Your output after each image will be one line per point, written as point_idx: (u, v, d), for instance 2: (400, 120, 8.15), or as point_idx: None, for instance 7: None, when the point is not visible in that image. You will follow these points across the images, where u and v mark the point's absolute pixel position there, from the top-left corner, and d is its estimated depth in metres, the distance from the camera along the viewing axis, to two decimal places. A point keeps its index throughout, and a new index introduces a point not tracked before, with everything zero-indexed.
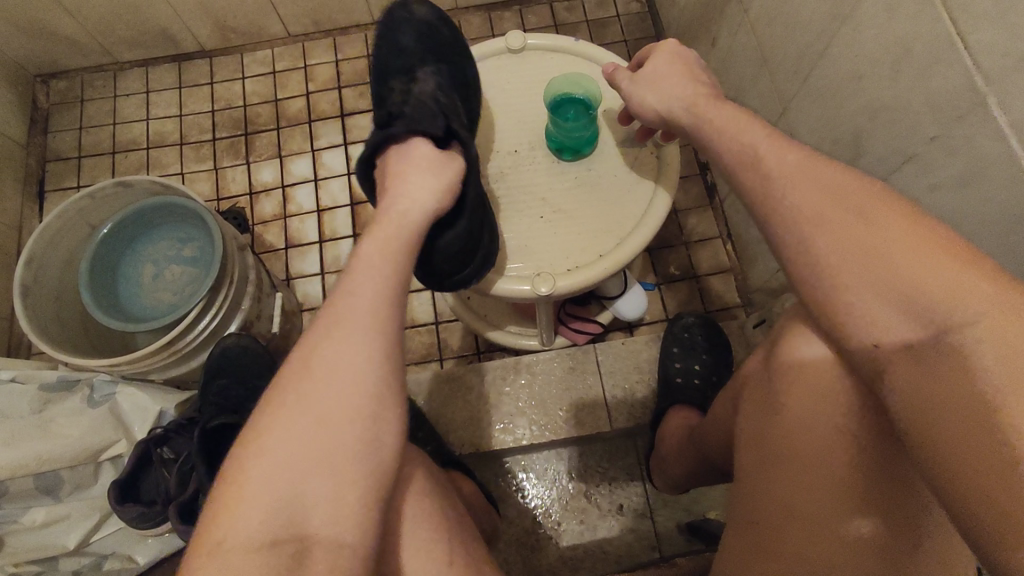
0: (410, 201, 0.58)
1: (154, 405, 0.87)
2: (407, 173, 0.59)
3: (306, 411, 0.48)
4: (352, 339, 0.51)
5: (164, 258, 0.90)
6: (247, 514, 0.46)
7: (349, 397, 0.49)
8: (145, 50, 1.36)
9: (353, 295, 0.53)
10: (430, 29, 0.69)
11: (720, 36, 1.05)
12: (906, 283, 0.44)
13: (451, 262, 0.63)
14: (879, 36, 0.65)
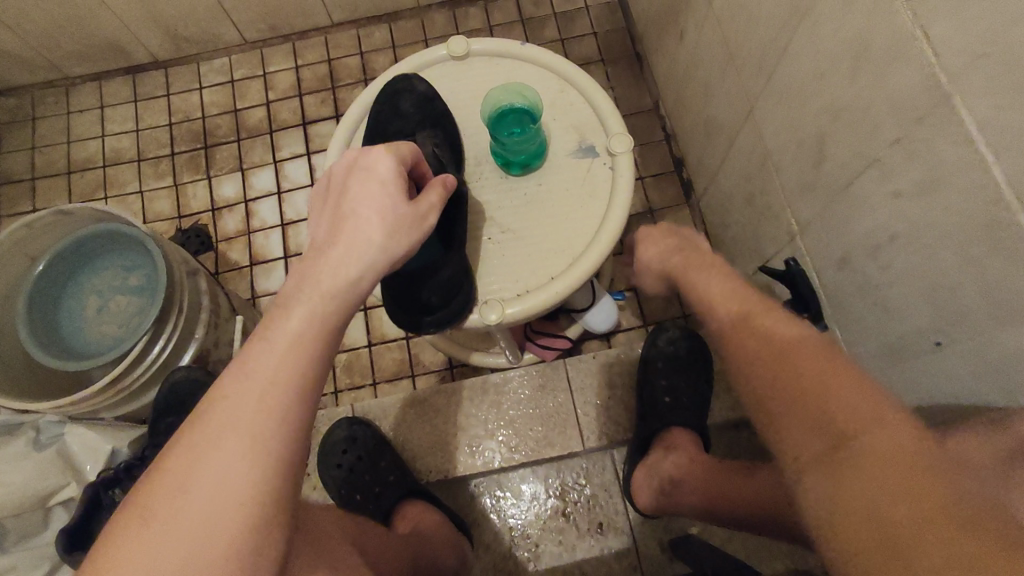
0: (349, 247, 0.46)
1: (105, 444, 0.85)
2: (359, 200, 0.47)
3: (162, 534, 0.39)
4: (226, 449, 0.40)
5: (108, 288, 0.86)
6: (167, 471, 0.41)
7: (211, 531, 0.39)
8: (96, 64, 1.31)
9: (244, 391, 0.42)
10: (427, 97, 0.64)
11: (686, 29, 1.00)
12: (814, 399, 0.45)
13: (438, 296, 0.57)
14: (838, 31, 0.61)
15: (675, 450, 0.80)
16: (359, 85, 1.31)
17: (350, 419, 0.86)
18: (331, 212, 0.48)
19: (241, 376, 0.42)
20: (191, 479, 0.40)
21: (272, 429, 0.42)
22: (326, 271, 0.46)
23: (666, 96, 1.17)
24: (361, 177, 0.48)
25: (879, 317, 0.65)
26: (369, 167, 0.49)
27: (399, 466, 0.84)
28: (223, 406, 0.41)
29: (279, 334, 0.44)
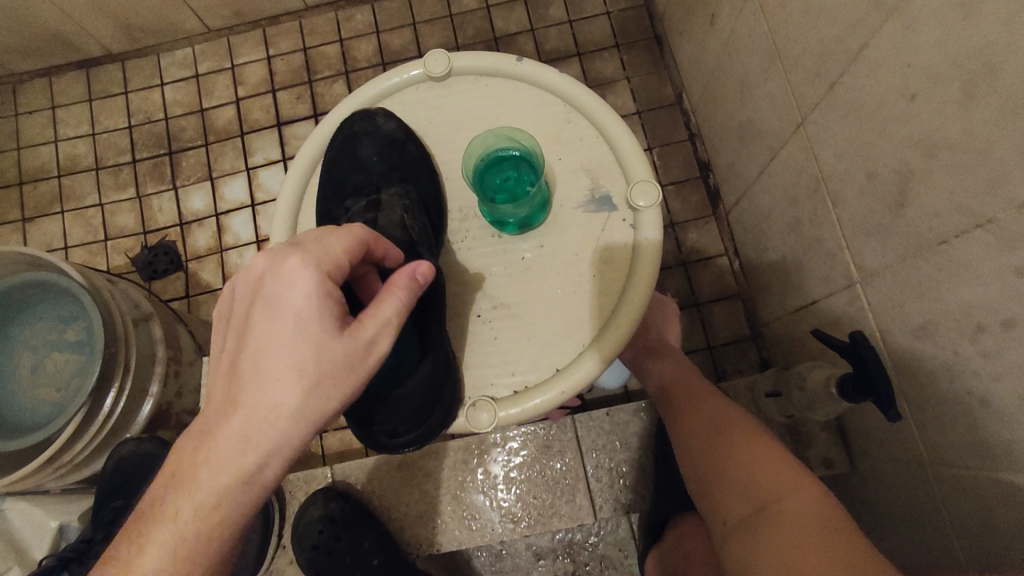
0: (244, 427, 0.36)
1: (50, 522, 0.74)
2: (268, 353, 0.37)
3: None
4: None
5: (43, 343, 0.74)
6: None
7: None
8: (43, 58, 1.16)
9: None
10: (396, 141, 0.52)
11: (719, 14, 0.84)
12: (747, 486, 0.54)
13: (407, 420, 0.44)
14: (948, 44, 0.45)
15: (687, 538, 0.71)
16: (339, 78, 1.15)
17: (326, 493, 0.76)
18: (230, 363, 0.38)
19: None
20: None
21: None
22: (208, 464, 0.37)
23: (691, 90, 1.00)
24: (269, 315, 0.37)
25: (970, 407, 0.52)
26: (277, 299, 0.37)
27: (383, 543, 0.75)
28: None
29: (151, 548, 0.37)
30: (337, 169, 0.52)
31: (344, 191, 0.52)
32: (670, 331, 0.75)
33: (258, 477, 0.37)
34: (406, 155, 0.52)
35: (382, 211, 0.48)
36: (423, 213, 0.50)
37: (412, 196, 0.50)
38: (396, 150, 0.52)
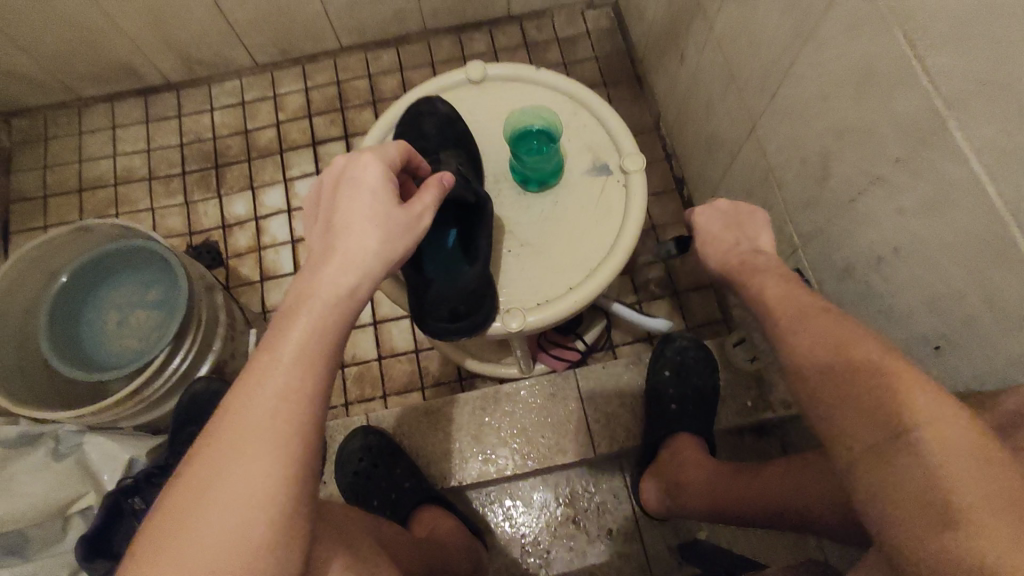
0: (343, 259, 0.49)
1: (123, 454, 0.87)
2: (352, 212, 0.50)
3: (183, 556, 0.40)
4: (241, 468, 0.42)
5: (128, 302, 0.88)
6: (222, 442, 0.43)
7: (236, 552, 0.40)
8: (109, 85, 1.33)
9: (251, 418, 0.43)
10: (450, 120, 0.68)
11: (687, 52, 1.05)
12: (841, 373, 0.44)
13: (464, 305, 0.58)
14: (842, 56, 0.64)
15: (681, 454, 0.81)
16: (367, 106, 1.34)
17: (367, 429, 0.89)
18: (324, 228, 0.51)
19: (241, 412, 0.43)
20: (204, 505, 0.41)
21: (287, 450, 0.43)
22: (319, 287, 0.48)
23: (667, 116, 1.21)
24: (352, 189, 0.51)
25: (881, 325, 0.68)
26: (357, 177, 0.51)
27: (414, 471, 0.86)
28: (234, 430, 0.43)
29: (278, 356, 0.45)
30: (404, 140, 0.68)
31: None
32: (760, 241, 0.61)
33: (355, 294, 0.49)
34: (458, 128, 0.68)
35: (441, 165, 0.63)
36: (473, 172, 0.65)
37: (462, 157, 0.65)
38: (450, 123, 0.67)
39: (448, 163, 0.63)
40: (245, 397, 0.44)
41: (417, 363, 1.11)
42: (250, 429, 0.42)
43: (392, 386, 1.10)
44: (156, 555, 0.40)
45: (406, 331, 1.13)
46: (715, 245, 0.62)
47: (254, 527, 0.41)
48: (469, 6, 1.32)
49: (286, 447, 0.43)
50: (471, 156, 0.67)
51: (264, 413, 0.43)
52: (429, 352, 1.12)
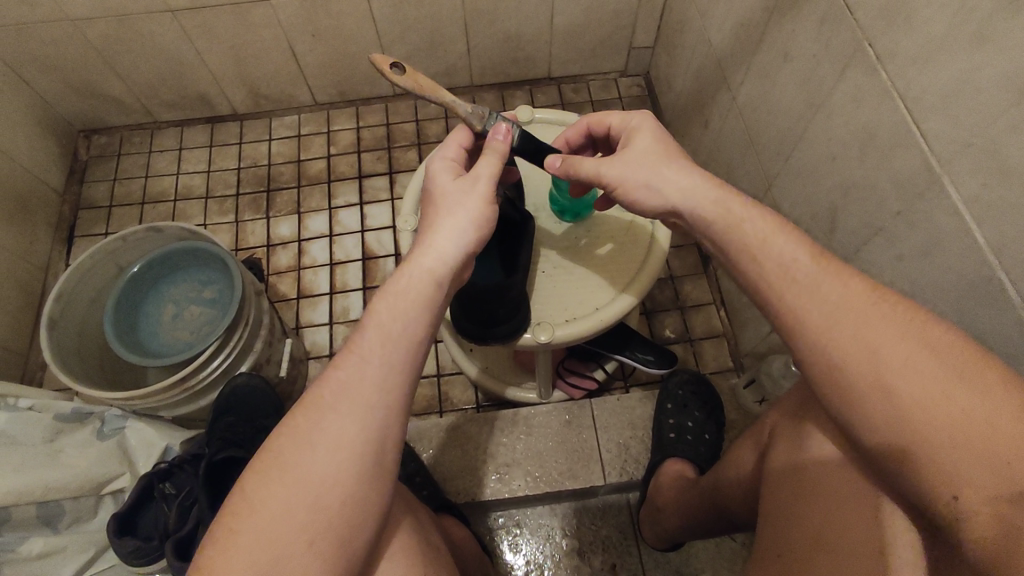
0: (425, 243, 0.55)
1: (159, 440, 0.92)
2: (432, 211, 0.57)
3: (287, 491, 0.47)
4: (339, 423, 0.48)
5: (185, 298, 0.97)
6: (331, 381, 0.50)
7: (342, 474, 0.47)
8: (182, 112, 1.47)
9: (358, 364, 0.50)
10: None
11: (711, 119, 1.15)
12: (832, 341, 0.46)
13: (503, 309, 0.66)
14: (849, 122, 0.73)
15: (661, 478, 0.88)
16: (412, 148, 1.45)
17: None
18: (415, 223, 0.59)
19: (350, 359, 0.51)
20: (306, 451, 0.48)
21: (375, 412, 0.49)
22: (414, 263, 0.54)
23: None
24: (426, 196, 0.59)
25: None
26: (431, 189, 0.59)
27: (431, 481, 0.90)
28: (332, 388, 0.49)
29: (380, 316, 0.52)
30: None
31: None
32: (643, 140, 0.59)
33: (430, 274, 0.54)
34: None
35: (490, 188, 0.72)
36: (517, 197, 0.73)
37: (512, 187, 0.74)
38: None
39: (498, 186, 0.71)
40: (343, 363, 0.50)
41: (438, 388, 1.13)
42: (356, 372, 0.50)
43: (412, 408, 1.12)
44: (267, 486, 0.47)
45: (430, 355, 1.16)
46: (668, 173, 0.56)
47: (340, 477, 0.47)
48: (514, 66, 1.45)
49: (385, 390, 0.50)
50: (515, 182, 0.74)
51: (359, 378, 0.50)
52: (451, 376, 1.14)
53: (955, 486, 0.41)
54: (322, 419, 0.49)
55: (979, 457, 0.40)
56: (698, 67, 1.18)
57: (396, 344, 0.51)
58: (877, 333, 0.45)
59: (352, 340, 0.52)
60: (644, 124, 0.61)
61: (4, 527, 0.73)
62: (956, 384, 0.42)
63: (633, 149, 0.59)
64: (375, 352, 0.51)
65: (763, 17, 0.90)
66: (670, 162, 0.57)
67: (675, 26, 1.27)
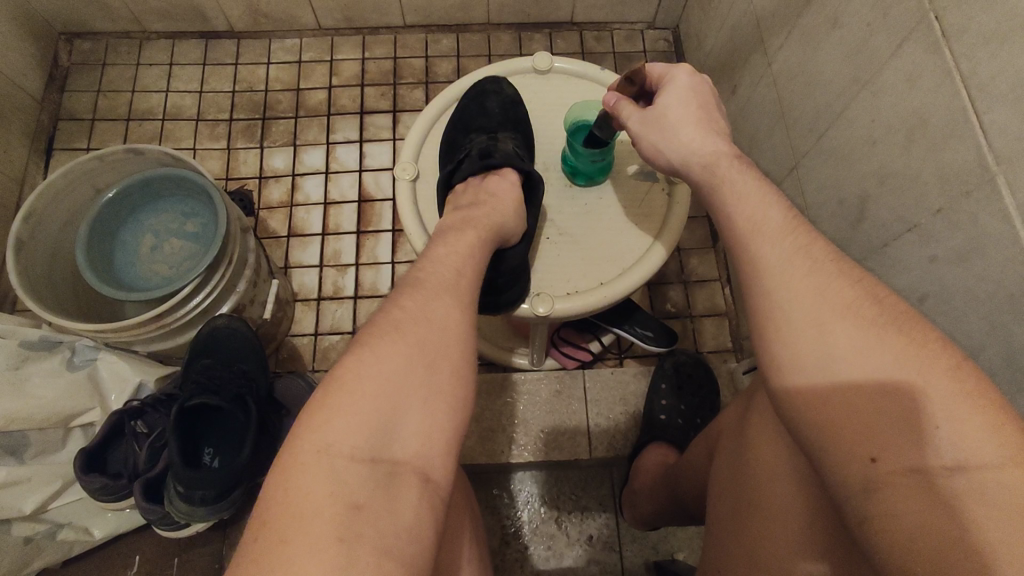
0: (489, 211, 0.61)
1: (134, 376, 0.87)
2: (502, 194, 0.63)
3: (396, 355, 0.48)
4: (441, 305, 0.52)
5: (166, 230, 0.91)
6: (427, 271, 0.55)
7: (451, 339, 0.51)
8: (174, 23, 1.36)
9: (448, 259, 0.56)
10: (513, 102, 0.72)
11: (741, 84, 1.07)
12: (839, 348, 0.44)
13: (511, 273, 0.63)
14: (898, 105, 0.66)
15: (642, 463, 0.85)
16: (419, 86, 1.36)
17: None
18: (455, 206, 0.63)
19: (439, 255, 0.57)
20: (418, 318, 0.51)
21: (469, 301, 0.55)
22: (484, 212, 0.61)
23: None
24: (499, 179, 0.64)
25: None
26: (505, 176, 0.65)
27: None
28: (431, 276, 0.54)
29: (461, 234, 0.58)
30: (467, 113, 0.72)
31: (468, 126, 0.71)
32: (676, 86, 0.58)
33: (501, 228, 0.60)
34: (519, 115, 0.72)
35: (498, 141, 0.68)
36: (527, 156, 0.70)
37: (520, 142, 0.70)
38: (511, 105, 0.72)
39: (507, 142, 0.69)
40: (436, 263, 0.56)
41: None
42: (450, 264, 0.56)
43: None
44: (383, 341, 0.49)
45: None
46: (692, 129, 0.56)
47: (451, 342, 0.51)
48: (535, 5, 1.34)
49: (473, 281, 0.56)
50: (523, 139, 0.71)
51: (451, 275, 0.55)
52: None
53: (876, 449, 0.41)
54: (429, 294, 0.53)
55: (908, 424, 0.40)
56: (733, 24, 1.09)
57: (472, 248, 0.58)
58: (880, 359, 0.42)
59: (437, 247, 0.58)
60: (676, 82, 0.59)
61: None
62: (881, 353, 0.42)
63: (662, 107, 0.58)
64: (459, 252, 0.57)
65: None
66: (696, 124, 0.56)
67: None
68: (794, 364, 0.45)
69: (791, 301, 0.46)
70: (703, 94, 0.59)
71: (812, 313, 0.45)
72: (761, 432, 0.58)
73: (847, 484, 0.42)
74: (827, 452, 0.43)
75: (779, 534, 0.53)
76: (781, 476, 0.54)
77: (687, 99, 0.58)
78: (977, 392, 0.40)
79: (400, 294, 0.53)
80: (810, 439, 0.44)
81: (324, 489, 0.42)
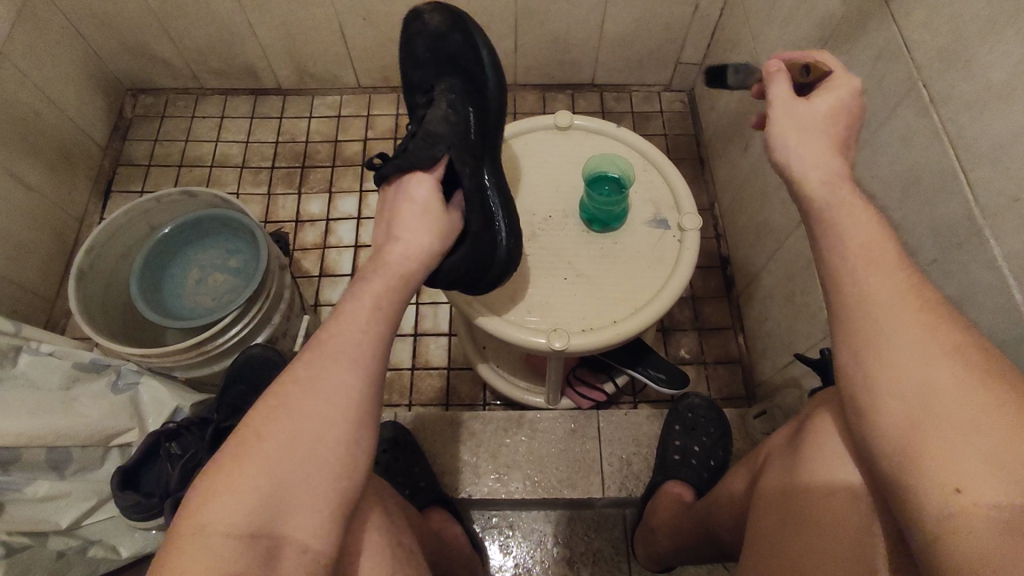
0: (403, 258, 0.63)
1: (171, 401, 0.93)
2: (411, 219, 0.65)
3: (286, 435, 0.52)
4: (338, 378, 0.55)
5: (211, 265, 0.99)
6: (331, 332, 0.57)
7: (345, 409, 0.54)
8: (229, 81, 1.49)
9: (355, 320, 0.58)
10: (438, 36, 0.74)
11: (751, 142, 1.13)
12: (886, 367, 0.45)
13: (465, 267, 0.69)
14: (892, 163, 0.71)
15: (658, 502, 0.86)
16: None
17: (395, 423, 0.96)
18: (379, 238, 0.67)
19: (345, 316, 0.58)
20: (313, 390, 0.54)
21: (372, 366, 0.57)
22: (392, 261, 0.63)
23: (723, 198, 1.28)
24: (408, 202, 0.66)
25: None
26: (415, 194, 0.66)
27: (431, 474, 0.92)
28: (334, 341, 0.56)
29: (372, 291, 0.60)
30: (406, 66, 0.78)
31: (411, 84, 0.78)
32: (838, 96, 0.57)
33: (415, 273, 0.63)
34: (458, 56, 0.74)
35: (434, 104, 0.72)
36: (467, 101, 0.73)
37: (456, 92, 0.74)
38: (441, 48, 0.75)
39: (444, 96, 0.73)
40: (341, 323, 0.58)
41: (448, 380, 1.13)
42: (354, 327, 0.57)
43: (420, 397, 1.12)
44: (275, 416, 0.52)
45: (444, 347, 1.16)
46: (815, 140, 0.56)
47: (346, 413, 0.54)
48: (559, 69, 1.45)
49: (377, 346, 0.58)
50: (467, 80, 0.74)
51: (354, 344, 0.56)
52: (462, 370, 1.14)
53: (948, 463, 0.40)
54: (329, 360, 0.55)
55: (978, 440, 0.39)
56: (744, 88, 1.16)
57: (380, 309, 0.60)
58: (925, 378, 0.43)
59: (348, 302, 0.59)
60: (836, 96, 0.57)
61: (12, 466, 0.76)
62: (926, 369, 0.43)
63: (811, 107, 0.57)
64: (366, 313, 0.59)
65: (818, 44, 0.88)
66: (828, 140, 0.56)
67: (726, 45, 1.25)
68: (873, 377, 0.45)
69: (851, 322, 0.48)
70: (851, 120, 0.58)
71: (881, 335, 0.45)
72: (819, 447, 0.59)
73: (924, 510, 0.41)
74: (905, 475, 0.42)
75: (832, 548, 0.54)
76: (839, 494, 0.55)
77: (831, 112, 0.57)
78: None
79: (301, 358, 0.56)
80: (878, 455, 0.45)
81: (201, 564, 0.47)
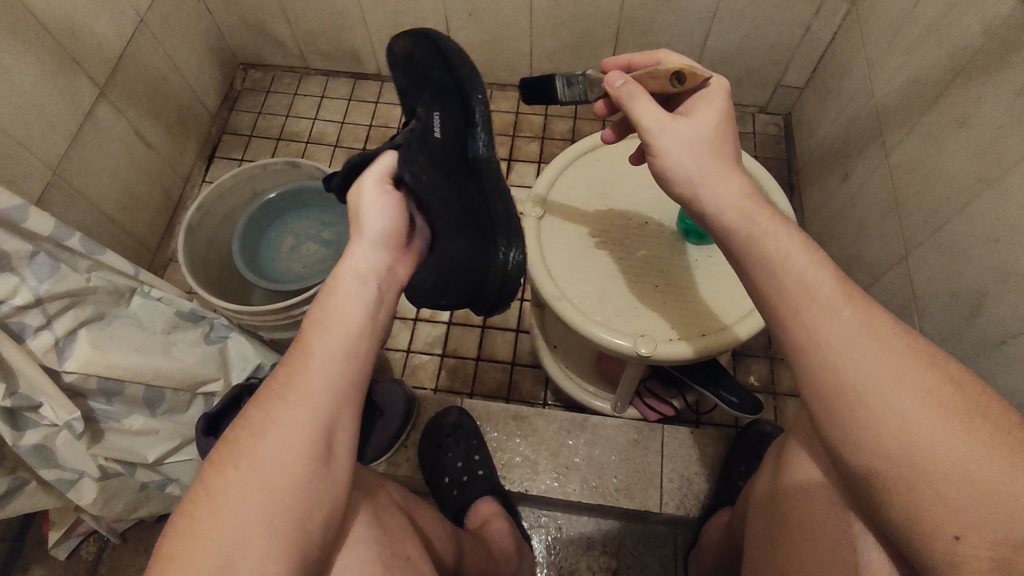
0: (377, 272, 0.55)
1: (255, 357, 0.97)
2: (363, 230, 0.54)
3: (251, 476, 0.48)
4: (300, 411, 0.50)
5: (305, 234, 1.04)
6: (299, 358, 0.51)
7: (305, 443, 0.49)
8: (332, 63, 1.55)
9: (320, 344, 0.51)
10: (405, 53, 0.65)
11: (852, 172, 1.09)
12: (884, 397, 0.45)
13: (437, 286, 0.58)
14: None
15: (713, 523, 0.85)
16: (535, 140, 1.46)
17: (461, 409, 0.98)
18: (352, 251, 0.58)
19: (311, 341, 0.52)
20: (275, 425, 0.49)
21: (336, 395, 0.51)
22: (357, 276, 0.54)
23: (812, 226, 1.24)
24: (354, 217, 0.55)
25: None
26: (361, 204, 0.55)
27: (490, 463, 0.94)
28: (299, 369, 0.51)
29: (339, 309, 0.53)
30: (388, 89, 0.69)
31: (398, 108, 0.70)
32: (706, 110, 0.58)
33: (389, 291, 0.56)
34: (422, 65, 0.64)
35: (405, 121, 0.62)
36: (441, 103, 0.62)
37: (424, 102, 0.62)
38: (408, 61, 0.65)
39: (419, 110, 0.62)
40: (309, 349, 0.52)
41: (511, 375, 1.14)
42: (320, 352, 0.51)
43: (482, 387, 1.14)
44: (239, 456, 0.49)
45: (511, 342, 1.17)
46: (722, 173, 0.54)
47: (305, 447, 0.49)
48: None
49: (348, 372, 0.52)
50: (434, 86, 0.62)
51: (311, 385, 0.50)
52: (526, 367, 1.15)
53: (946, 498, 0.42)
54: (293, 391, 0.50)
55: (968, 474, 0.42)
56: (851, 114, 1.12)
57: (351, 329, 0.52)
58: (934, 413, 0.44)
59: (313, 323, 0.53)
60: (710, 111, 0.58)
61: (116, 398, 0.81)
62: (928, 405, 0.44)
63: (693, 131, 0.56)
64: (335, 335, 0.52)
65: (947, 75, 0.84)
66: (725, 165, 0.55)
67: (835, 70, 1.21)
68: (870, 410, 0.45)
69: (821, 375, 0.47)
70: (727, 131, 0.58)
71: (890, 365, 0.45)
72: None
73: (931, 556, 0.43)
74: (915, 526, 0.44)
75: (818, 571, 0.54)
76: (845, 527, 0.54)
77: (714, 129, 0.56)
78: (1020, 454, 0.42)
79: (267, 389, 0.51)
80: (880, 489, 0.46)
81: None
